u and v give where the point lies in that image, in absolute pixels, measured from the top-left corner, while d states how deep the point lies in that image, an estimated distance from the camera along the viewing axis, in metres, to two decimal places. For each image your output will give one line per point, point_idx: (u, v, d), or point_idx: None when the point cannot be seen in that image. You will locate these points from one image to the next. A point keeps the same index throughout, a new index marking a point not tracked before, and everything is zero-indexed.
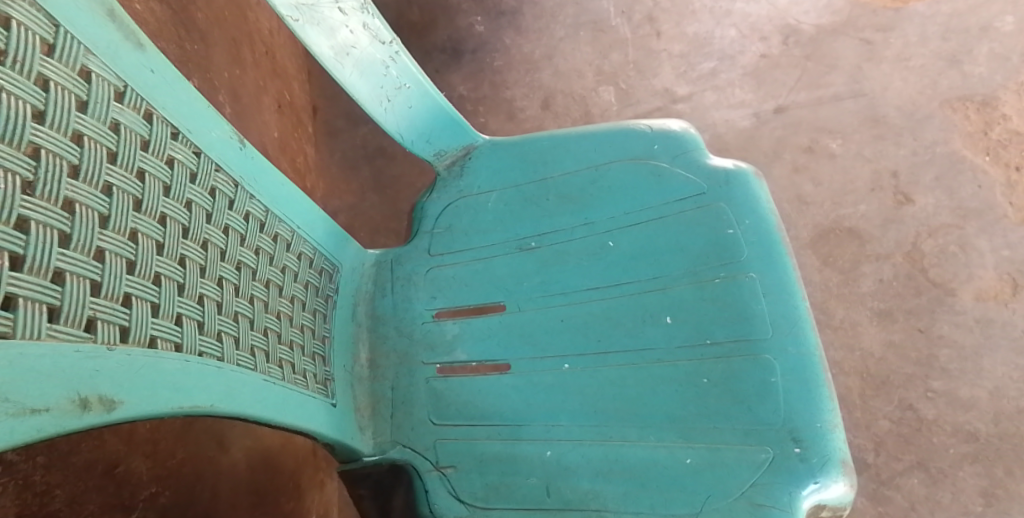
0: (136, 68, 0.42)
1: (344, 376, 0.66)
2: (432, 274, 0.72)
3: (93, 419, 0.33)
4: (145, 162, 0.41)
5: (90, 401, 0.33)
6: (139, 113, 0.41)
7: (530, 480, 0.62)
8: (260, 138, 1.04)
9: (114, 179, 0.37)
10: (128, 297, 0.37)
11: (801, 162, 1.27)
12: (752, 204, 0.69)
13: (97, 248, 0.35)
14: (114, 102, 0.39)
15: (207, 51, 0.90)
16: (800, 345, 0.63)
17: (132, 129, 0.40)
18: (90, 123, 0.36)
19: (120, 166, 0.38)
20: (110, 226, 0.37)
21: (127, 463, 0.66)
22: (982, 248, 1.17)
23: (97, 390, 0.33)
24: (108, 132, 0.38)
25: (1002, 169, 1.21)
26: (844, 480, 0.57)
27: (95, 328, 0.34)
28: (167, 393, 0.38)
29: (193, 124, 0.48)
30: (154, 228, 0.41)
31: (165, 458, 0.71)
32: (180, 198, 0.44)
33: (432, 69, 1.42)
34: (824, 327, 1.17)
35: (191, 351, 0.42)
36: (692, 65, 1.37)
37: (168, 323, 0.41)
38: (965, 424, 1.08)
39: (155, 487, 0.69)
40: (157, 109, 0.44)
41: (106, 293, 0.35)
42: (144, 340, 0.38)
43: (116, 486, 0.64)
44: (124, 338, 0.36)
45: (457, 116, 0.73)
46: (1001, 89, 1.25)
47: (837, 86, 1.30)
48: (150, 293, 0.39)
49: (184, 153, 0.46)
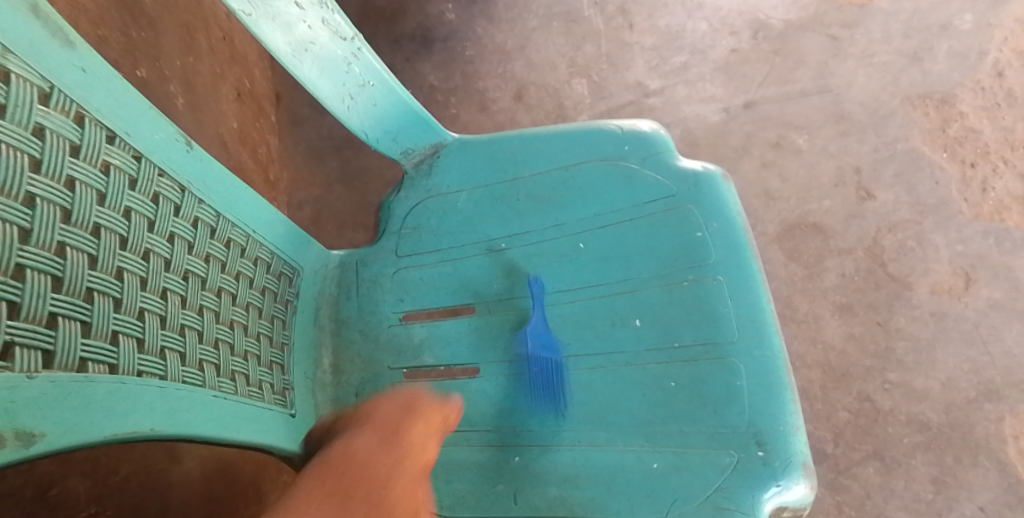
0: (63, 67, 0.39)
1: (305, 384, 0.65)
2: (399, 276, 0.71)
3: (9, 455, 0.31)
4: (75, 169, 0.38)
5: (4, 437, 0.31)
6: (69, 117, 0.39)
7: (497, 488, 0.62)
8: (218, 129, 1.00)
9: (37, 190, 0.35)
10: (53, 317, 0.35)
11: (769, 157, 1.29)
12: (720, 207, 0.69)
13: (16, 266, 0.33)
14: (38, 105, 0.37)
15: (157, 38, 0.85)
16: (765, 348, 0.64)
17: (60, 134, 0.38)
18: (8, 130, 0.34)
19: (45, 174, 0.36)
20: (32, 242, 0.35)
21: (63, 485, 0.63)
22: (938, 243, 1.21)
23: (14, 424, 0.32)
24: (30, 138, 0.36)
25: (958, 166, 1.25)
26: (806, 482, 0.59)
27: (12, 355, 0.32)
28: (99, 420, 0.37)
29: (132, 126, 0.45)
30: (86, 241, 0.39)
31: (108, 475, 0.69)
32: (118, 207, 0.42)
33: (401, 57, 1.39)
34: (788, 321, 1.20)
35: (129, 373, 0.40)
36: (664, 58, 1.37)
37: (101, 343, 0.39)
38: (919, 414, 1.13)
39: (96, 506, 0.67)
40: (90, 111, 0.41)
41: (25, 315, 0.33)
42: (73, 364, 0.36)
43: (51, 509, 0.61)
44: (48, 363, 0.34)
45: (424, 114, 0.72)
46: (959, 87, 1.29)
47: (803, 82, 1.32)
48: (80, 312, 0.37)
49: (121, 157, 0.43)
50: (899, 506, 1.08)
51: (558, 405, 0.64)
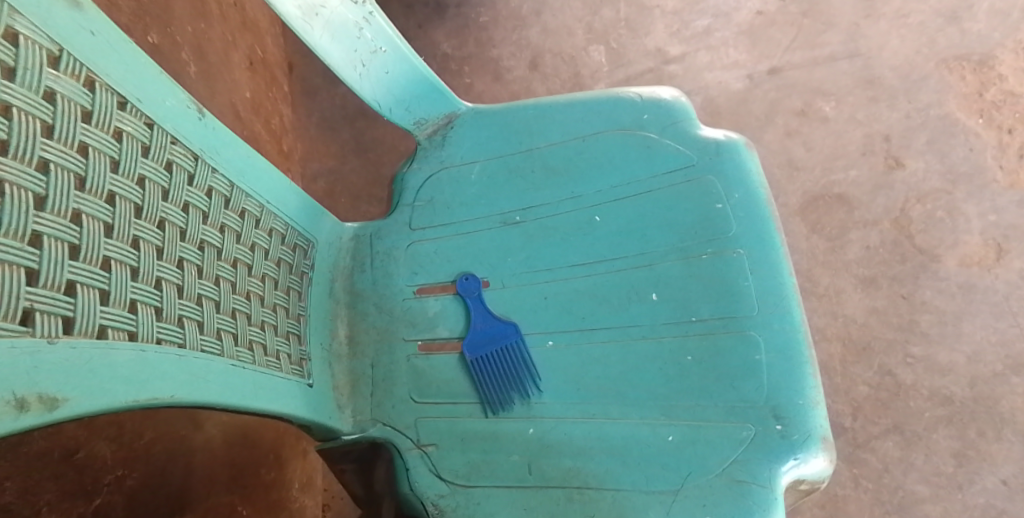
0: (72, 29, 0.39)
1: (321, 355, 0.65)
2: (413, 249, 0.71)
3: (34, 418, 0.31)
4: (87, 136, 0.39)
5: (29, 401, 0.31)
6: (79, 81, 0.39)
7: (511, 458, 0.62)
8: (230, 99, 0.99)
9: (51, 155, 0.35)
10: (72, 284, 0.36)
11: (793, 126, 1.25)
12: (742, 178, 0.68)
13: (33, 233, 0.33)
14: (47, 68, 0.36)
15: (167, 5, 0.84)
16: (785, 321, 0.63)
17: (71, 99, 0.38)
18: (19, 93, 0.34)
19: (58, 140, 0.36)
20: (48, 208, 0.35)
21: (89, 448, 0.65)
22: (969, 213, 1.17)
23: (37, 388, 0.32)
24: (42, 103, 0.35)
25: (994, 132, 1.20)
26: (824, 456, 0.59)
27: (33, 320, 0.33)
28: (120, 386, 0.37)
29: (143, 93, 0.45)
30: (101, 208, 0.39)
31: (132, 440, 0.71)
32: (131, 174, 0.42)
33: (414, 24, 1.36)
34: (808, 294, 1.18)
35: (147, 340, 0.41)
36: (686, 23, 1.33)
37: (120, 311, 0.39)
38: (942, 388, 1.11)
39: (121, 470, 0.69)
40: (99, 76, 0.41)
41: (44, 282, 0.34)
42: (93, 330, 0.36)
43: (76, 472, 0.63)
44: (68, 330, 0.35)
45: (437, 81, 0.71)
46: (999, 48, 1.23)
47: (832, 46, 1.27)
48: (98, 280, 0.38)
49: (133, 124, 0.43)
50: (918, 480, 1.07)
51: (532, 383, 0.64)
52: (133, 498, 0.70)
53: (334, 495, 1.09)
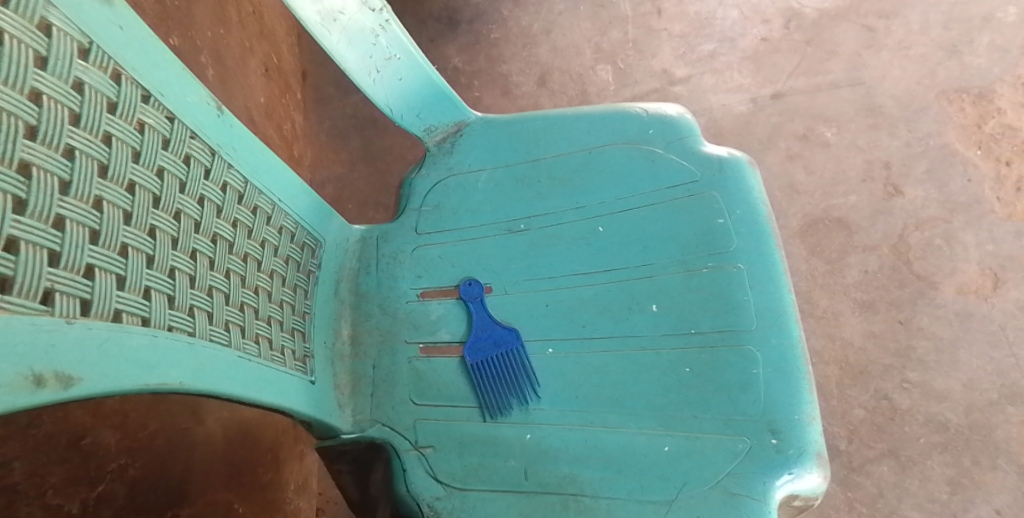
0: (102, 23, 0.41)
1: (324, 353, 0.66)
2: (418, 253, 0.72)
3: (49, 395, 0.32)
4: (112, 125, 0.40)
5: (44, 378, 0.31)
6: (106, 73, 0.40)
7: (508, 463, 0.62)
8: (246, 103, 1.01)
9: (76, 142, 0.36)
10: (90, 268, 0.36)
11: (795, 149, 1.27)
12: (744, 194, 0.69)
13: (56, 216, 0.34)
14: (77, 59, 0.38)
15: (189, 8, 0.87)
16: (783, 336, 0.64)
17: (98, 89, 0.39)
18: (49, 82, 0.35)
19: (84, 128, 0.37)
20: (71, 193, 0.36)
21: (95, 435, 0.66)
22: (966, 242, 1.19)
23: (53, 367, 0.32)
24: (70, 92, 0.37)
25: (993, 163, 1.21)
26: (819, 471, 0.59)
27: (52, 300, 0.33)
28: (133, 369, 0.38)
29: (166, 87, 0.46)
30: (121, 196, 0.40)
31: (136, 430, 0.71)
32: (151, 165, 0.43)
33: (426, 39, 1.39)
34: (807, 316, 1.18)
35: (159, 326, 0.42)
36: (692, 46, 1.36)
37: (134, 297, 0.40)
38: (937, 415, 1.11)
39: (124, 459, 0.69)
40: (126, 69, 0.42)
41: (65, 264, 0.34)
42: (108, 314, 0.37)
43: (81, 458, 0.64)
44: (85, 312, 0.36)
45: (449, 91, 0.73)
46: (998, 82, 1.25)
47: (834, 73, 1.30)
48: (116, 265, 0.39)
49: (155, 118, 0.45)
50: (912, 506, 1.07)
51: (532, 389, 0.65)
52: (134, 487, 0.70)
53: (330, 499, 1.09)
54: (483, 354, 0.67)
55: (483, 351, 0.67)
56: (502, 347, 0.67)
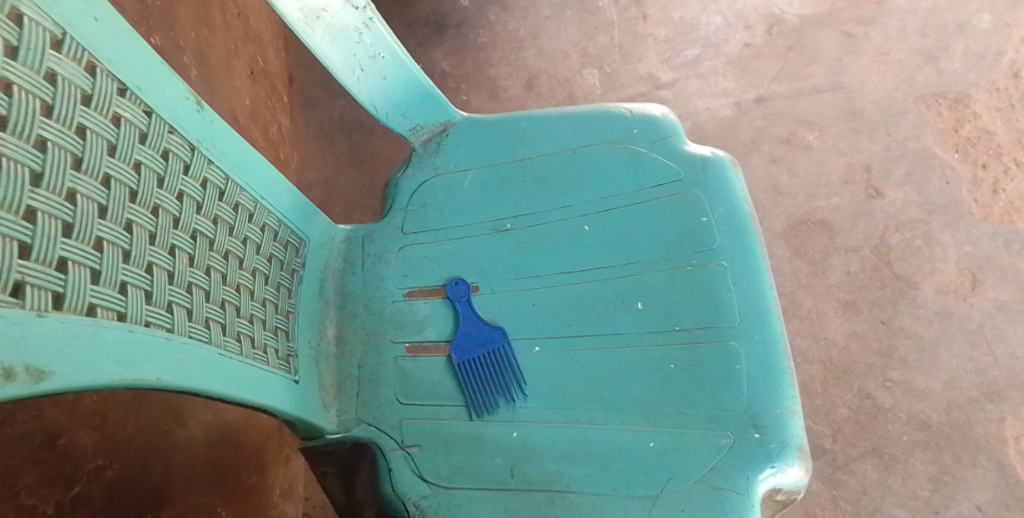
0: (76, 15, 0.40)
1: (309, 353, 0.65)
2: (404, 252, 0.72)
3: (20, 389, 0.31)
4: (86, 118, 0.39)
5: (15, 371, 0.31)
6: (80, 65, 0.40)
7: (494, 461, 0.62)
8: (230, 103, 1.01)
9: (48, 133, 0.36)
10: (63, 261, 0.36)
11: (778, 152, 1.28)
12: (727, 193, 0.70)
13: (27, 208, 0.34)
14: (50, 50, 0.37)
15: (172, 9, 0.86)
16: (765, 332, 0.64)
17: (72, 81, 0.39)
18: (21, 72, 0.35)
19: (56, 120, 0.37)
20: (43, 185, 0.35)
21: (71, 435, 0.65)
22: (945, 242, 1.21)
23: (24, 360, 0.32)
24: (43, 83, 0.36)
25: (969, 166, 1.24)
26: (801, 465, 0.60)
27: (23, 293, 0.33)
28: (108, 364, 0.37)
29: (143, 81, 0.46)
30: (96, 190, 0.40)
31: (114, 431, 0.70)
32: (127, 159, 0.43)
33: (413, 43, 1.40)
34: (791, 317, 1.20)
35: (136, 322, 0.41)
36: (677, 51, 1.37)
37: (110, 292, 0.39)
38: (919, 413, 1.12)
39: (101, 460, 0.68)
40: (101, 61, 0.42)
41: (36, 257, 0.34)
42: (82, 308, 0.37)
43: (57, 458, 0.63)
44: (57, 305, 0.35)
45: (434, 91, 0.73)
46: (974, 87, 1.28)
47: (816, 78, 1.32)
48: (90, 259, 0.38)
49: (132, 111, 0.44)
50: (895, 503, 1.08)
51: (518, 387, 0.65)
52: (111, 490, 0.69)
53: (316, 504, 1.08)
54: (472, 349, 0.67)
55: (472, 346, 0.67)
56: (489, 343, 0.67)
